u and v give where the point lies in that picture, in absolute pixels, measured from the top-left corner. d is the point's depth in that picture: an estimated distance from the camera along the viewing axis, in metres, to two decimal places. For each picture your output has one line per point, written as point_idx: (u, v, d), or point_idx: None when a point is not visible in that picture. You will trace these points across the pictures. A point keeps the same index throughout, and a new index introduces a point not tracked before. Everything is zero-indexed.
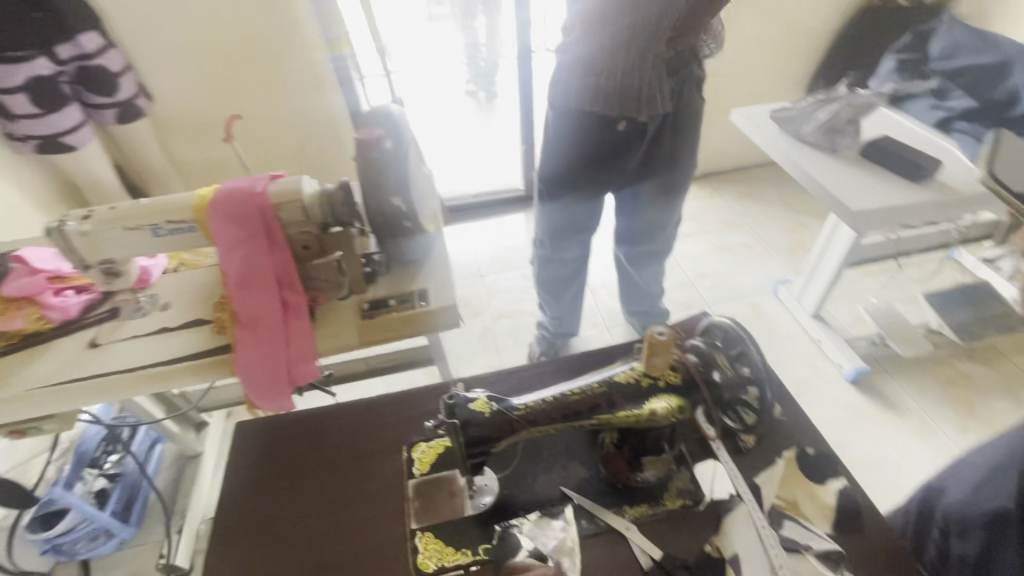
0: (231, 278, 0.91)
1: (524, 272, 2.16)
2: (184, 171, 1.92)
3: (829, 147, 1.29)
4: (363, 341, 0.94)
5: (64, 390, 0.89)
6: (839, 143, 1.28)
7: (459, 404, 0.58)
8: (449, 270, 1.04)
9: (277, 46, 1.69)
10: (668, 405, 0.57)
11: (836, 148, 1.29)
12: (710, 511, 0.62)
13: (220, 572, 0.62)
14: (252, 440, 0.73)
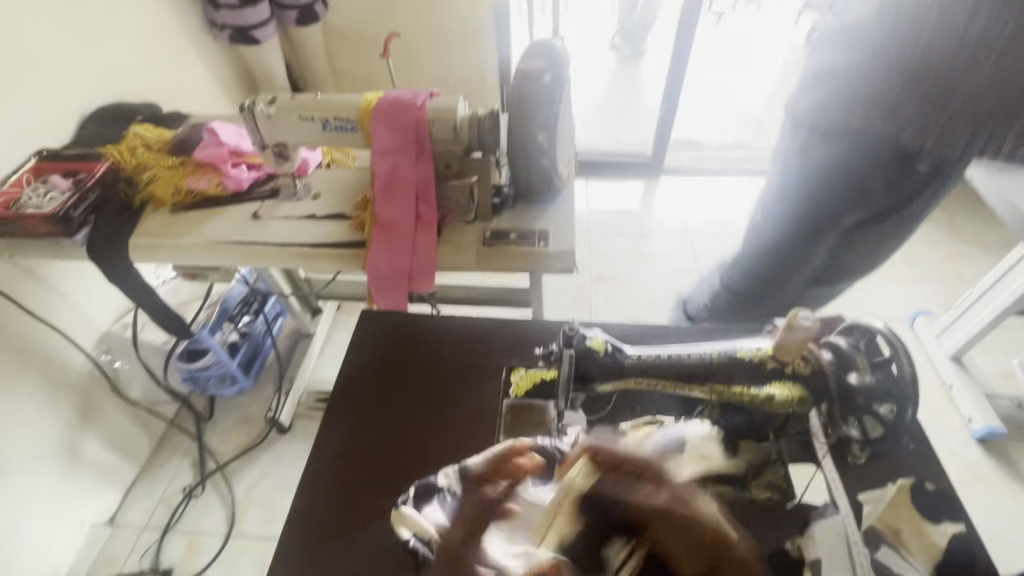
0: (378, 181, 0.98)
1: (633, 239, 2.11)
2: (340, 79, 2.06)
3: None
4: (480, 265, 0.99)
5: (230, 249, 1.04)
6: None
7: (576, 337, 0.59)
8: (574, 216, 1.04)
9: None
10: (787, 392, 0.55)
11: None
12: (798, 511, 0.60)
13: (333, 431, 0.71)
14: (374, 330, 0.81)
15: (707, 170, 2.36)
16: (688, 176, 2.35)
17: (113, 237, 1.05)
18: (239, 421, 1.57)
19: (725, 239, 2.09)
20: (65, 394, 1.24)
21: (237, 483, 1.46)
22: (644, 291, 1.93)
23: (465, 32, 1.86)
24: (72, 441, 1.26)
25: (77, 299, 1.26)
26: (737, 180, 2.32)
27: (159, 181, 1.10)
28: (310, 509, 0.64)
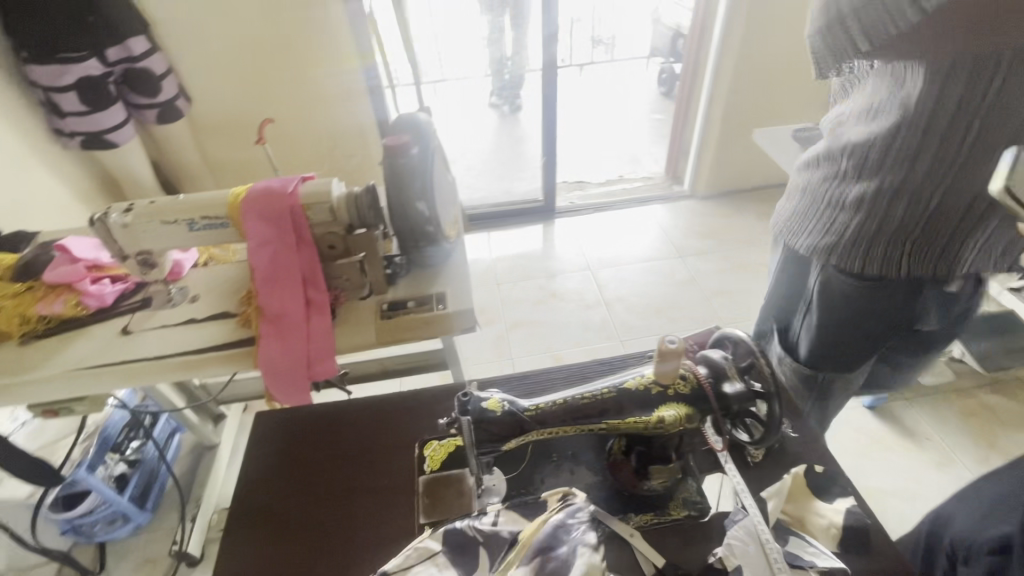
0: (258, 274, 0.95)
1: (540, 281, 2.18)
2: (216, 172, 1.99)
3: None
4: (381, 341, 0.96)
5: (95, 373, 0.93)
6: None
7: (471, 401, 0.60)
8: (468, 274, 1.07)
9: (311, 57, 1.76)
10: (677, 413, 0.57)
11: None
12: (712, 523, 0.63)
13: (232, 559, 0.64)
14: (270, 431, 0.75)
15: (595, 207, 2.53)
16: (579, 215, 2.51)
17: None
18: (138, 565, 1.36)
19: (623, 267, 2.23)
20: None
21: None
22: (559, 329, 1.99)
23: (340, 110, 1.91)
24: None
25: None
26: (623, 211, 2.51)
27: (0, 313, 0.97)
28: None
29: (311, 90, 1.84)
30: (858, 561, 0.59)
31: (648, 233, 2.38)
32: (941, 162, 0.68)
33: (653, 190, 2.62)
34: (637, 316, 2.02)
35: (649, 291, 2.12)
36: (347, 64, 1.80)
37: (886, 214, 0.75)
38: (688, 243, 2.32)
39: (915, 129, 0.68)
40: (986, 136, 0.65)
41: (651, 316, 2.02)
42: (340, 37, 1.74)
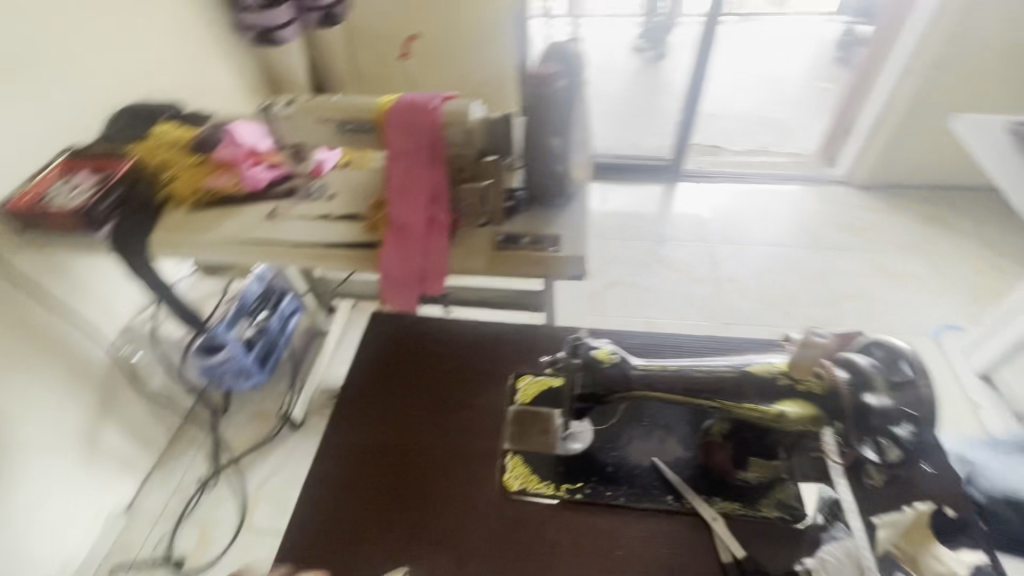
0: (392, 183, 0.99)
1: (649, 245, 2.09)
2: (360, 81, 2.08)
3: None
4: (492, 270, 0.99)
5: (246, 247, 1.06)
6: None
7: (582, 346, 0.59)
8: (586, 221, 1.03)
9: None
10: (799, 411, 0.53)
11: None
12: (807, 532, 0.58)
13: (337, 437, 0.70)
14: (384, 333, 0.81)
15: (727, 177, 2.33)
16: (707, 182, 2.32)
17: (135, 233, 1.07)
18: (253, 416, 1.60)
19: (744, 247, 2.05)
20: (86, 384, 1.27)
21: (251, 477, 1.48)
22: (660, 296, 1.91)
23: (485, 34, 1.87)
24: (92, 430, 1.29)
25: (100, 291, 1.29)
26: (757, 186, 2.28)
27: (180, 179, 1.12)
28: (314, 511, 0.64)
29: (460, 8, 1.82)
30: None
31: (781, 215, 2.15)
32: None
33: (798, 168, 2.34)
34: (748, 301, 1.87)
35: (768, 277, 1.94)
36: None
37: None
38: (826, 235, 2.07)
39: None
40: None
41: (763, 304, 1.86)
42: None
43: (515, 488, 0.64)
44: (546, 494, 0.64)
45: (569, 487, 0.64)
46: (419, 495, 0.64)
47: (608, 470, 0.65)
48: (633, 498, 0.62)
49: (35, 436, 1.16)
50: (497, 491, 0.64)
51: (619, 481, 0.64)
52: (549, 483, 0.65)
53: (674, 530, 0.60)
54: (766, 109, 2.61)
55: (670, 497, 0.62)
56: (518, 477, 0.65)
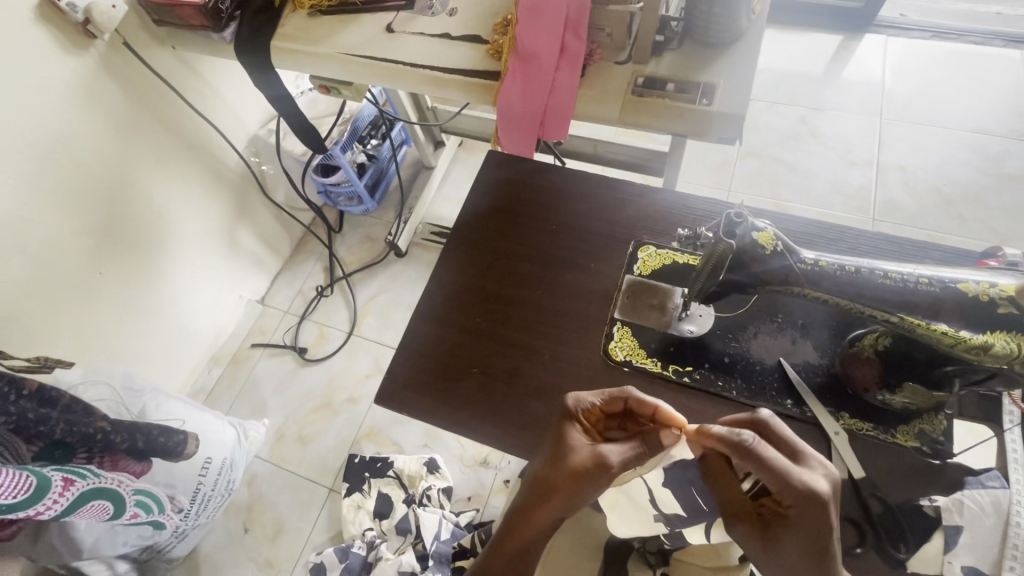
0: (526, 1, 0.85)
1: (803, 113, 1.74)
2: None
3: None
4: (623, 119, 0.85)
5: (363, 64, 0.99)
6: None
7: (742, 226, 0.51)
8: (753, 69, 0.83)
9: None
10: (1012, 346, 0.44)
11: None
12: (946, 471, 0.52)
13: (446, 274, 0.70)
14: (500, 175, 0.76)
15: (936, 31, 1.79)
16: (904, 35, 1.81)
17: (256, 36, 1.04)
18: (363, 239, 1.70)
19: (927, 129, 1.65)
20: (221, 186, 1.39)
21: (360, 291, 1.63)
22: (801, 176, 1.64)
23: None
24: (230, 229, 1.45)
25: (228, 96, 1.33)
26: (975, 48, 1.74)
27: None
28: (420, 341, 0.66)
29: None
30: None
31: (996, 91, 1.66)
32: None
33: None
34: (911, 197, 1.56)
35: (949, 170, 1.58)
36: None
37: None
38: None
39: None
40: None
41: (931, 204, 1.54)
42: None
43: (619, 357, 0.62)
44: (650, 370, 0.61)
45: (677, 369, 0.61)
46: (518, 344, 0.65)
47: (724, 360, 0.60)
48: (746, 394, 0.58)
49: (187, 227, 1.32)
50: (599, 357, 0.62)
51: (734, 373, 0.59)
52: (655, 360, 0.61)
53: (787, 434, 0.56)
54: None
55: (788, 402, 0.57)
56: (623, 348, 0.62)
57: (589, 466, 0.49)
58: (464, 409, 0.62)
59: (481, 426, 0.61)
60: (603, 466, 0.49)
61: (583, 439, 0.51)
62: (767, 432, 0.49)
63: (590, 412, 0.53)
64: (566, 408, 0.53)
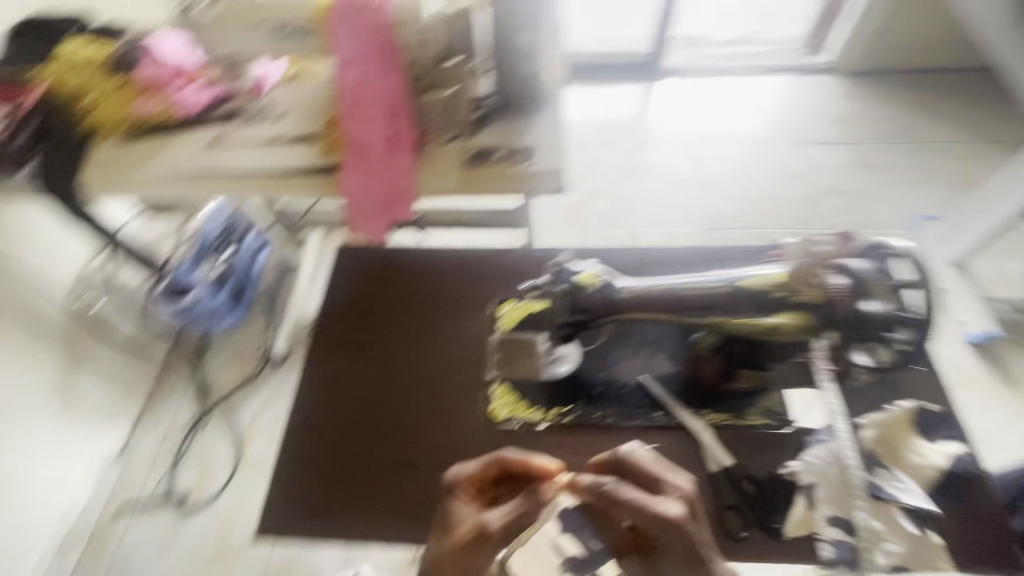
0: (346, 95, 0.86)
1: (629, 151, 1.99)
2: None
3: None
4: (464, 189, 0.91)
5: (190, 180, 0.95)
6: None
7: (565, 270, 0.54)
8: (564, 128, 0.95)
9: None
10: (792, 321, 0.51)
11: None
12: (794, 436, 0.59)
13: (312, 374, 0.67)
14: (352, 265, 0.76)
15: (711, 71, 2.19)
16: (688, 78, 2.18)
17: (61, 169, 0.96)
18: (234, 355, 1.56)
19: (725, 147, 1.97)
20: (46, 336, 1.21)
21: (239, 414, 1.48)
22: (640, 204, 1.85)
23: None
24: (64, 382, 1.26)
25: (38, 236, 1.19)
26: (741, 79, 2.15)
27: (100, 107, 0.98)
28: (296, 453, 0.62)
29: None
30: (952, 508, 0.54)
31: (766, 110, 2.05)
32: None
33: (784, 57, 2.20)
34: (730, 204, 1.82)
35: (750, 177, 1.88)
36: None
37: None
38: (810, 128, 1.98)
39: None
40: None
41: (746, 206, 1.81)
42: None
43: (502, 416, 0.63)
44: (534, 419, 0.63)
45: (558, 411, 0.63)
46: (400, 429, 0.63)
47: (598, 391, 0.64)
48: (621, 418, 0.62)
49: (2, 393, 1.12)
50: (484, 420, 0.63)
51: (606, 400, 0.63)
52: (537, 408, 0.63)
53: (665, 444, 0.60)
54: None
55: (658, 413, 0.62)
56: (505, 406, 0.64)
57: (468, 539, 0.50)
58: (355, 512, 0.59)
59: (377, 526, 0.58)
60: (485, 538, 0.50)
61: (467, 510, 0.52)
62: (628, 467, 0.52)
63: (473, 479, 0.53)
64: (447, 482, 0.53)
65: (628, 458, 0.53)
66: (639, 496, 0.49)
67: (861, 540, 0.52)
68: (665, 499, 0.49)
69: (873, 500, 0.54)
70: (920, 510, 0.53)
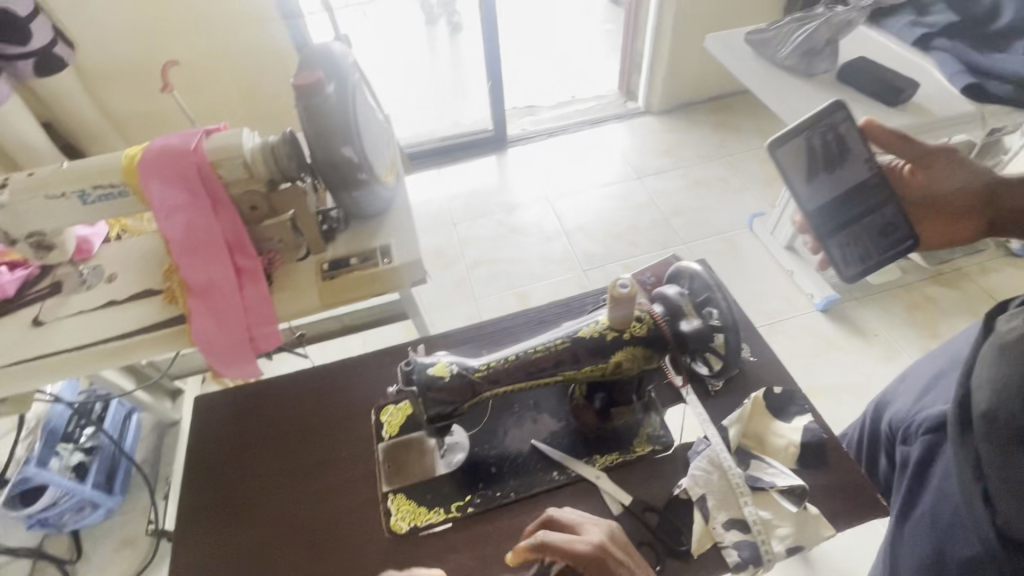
0: (175, 244, 0.84)
1: (498, 218, 2.10)
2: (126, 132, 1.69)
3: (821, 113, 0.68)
4: (326, 303, 0.90)
5: (12, 372, 0.85)
6: (819, 120, 0.67)
7: (416, 370, 0.52)
8: (411, 222, 1.00)
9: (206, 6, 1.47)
10: (633, 356, 0.54)
11: (813, 124, 0.67)
12: (676, 455, 0.63)
13: (190, 551, 0.62)
14: (214, 417, 0.71)
15: (550, 132, 2.43)
16: (532, 143, 2.40)
17: None
18: (117, 548, 1.34)
19: (581, 195, 2.16)
20: None
21: None
22: (520, 264, 1.94)
23: (279, 45, 1.61)
24: None
25: None
26: (577, 134, 2.41)
27: None
28: None
29: (241, 12, 1.51)
30: (817, 475, 0.60)
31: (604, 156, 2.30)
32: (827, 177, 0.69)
33: (607, 109, 2.51)
34: (598, 243, 1.98)
35: (608, 215, 2.07)
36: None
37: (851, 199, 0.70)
38: (645, 162, 2.25)
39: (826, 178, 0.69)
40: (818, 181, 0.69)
41: (612, 241, 1.98)
42: None
43: (405, 529, 0.61)
44: (437, 521, 0.61)
45: (459, 504, 0.62)
46: None
47: (494, 469, 0.64)
48: (522, 488, 0.63)
49: None
50: (385, 538, 0.61)
51: (505, 476, 0.64)
52: (438, 508, 0.62)
53: (568, 502, 0.61)
54: (567, 60, 2.76)
55: (555, 473, 0.63)
56: (405, 517, 0.61)
57: None
58: None
59: None
60: None
61: None
62: (553, 526, 0.53)
63: None
64: None
65: (551, 517, 0.53)
66: (562, 538, 0.49)
67: (757, 535, 0.55)
68: (585, 539, 0.49)
69: (757, 492, 0.58)
70: (795, 488, 0.57)
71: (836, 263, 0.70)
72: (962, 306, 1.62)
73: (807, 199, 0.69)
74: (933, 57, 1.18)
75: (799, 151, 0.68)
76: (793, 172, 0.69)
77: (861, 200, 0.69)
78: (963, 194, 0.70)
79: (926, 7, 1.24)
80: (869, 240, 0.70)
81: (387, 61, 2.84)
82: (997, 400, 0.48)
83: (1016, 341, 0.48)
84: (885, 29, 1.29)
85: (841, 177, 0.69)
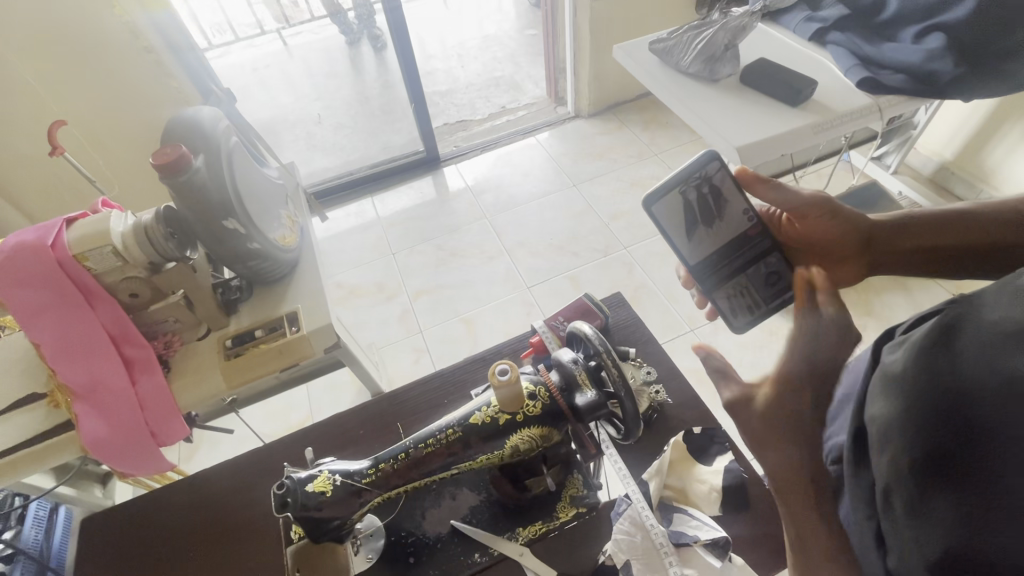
0: (48, 349, 0.76)
1: (437, 242, 2.06)
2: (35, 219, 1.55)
3: (694, 165, 0.69)
4: (232, 385, 0.84)
5: None
6: (691, 174, 0.67)
7: (293, 490, 0.48)
8: (321, 282, 0.95)
9: (88, 63, 1.33)
10: (530, 435, 0.51)
11: (686, 178, 0.67)
12: (600, 516, 0.61)
13: None
14: (109, 539, 0.66)
15: (482, 146, 2.39)
16: (465, 160, 2.36)
17: None
18: None
19: (519, 208, 2.13)
20: None
21: None
22: (464, 288, 1.90)
23: (161, 77, 1.42)
24: None
25: None
26: (510, 146, 2.38)
27: None
28: None
29: (98, 43, 1.30)
30: (740, 518, 0.59)
31: (539, 166, 2.27)
32: (709, 229, 0.70)
33: (538, 117, 2.50)
34: (540, 258, 1.95)
35: (547, 227, 2.05)
36: (135, 44, 1.34)
37: (732, 243, 0.72)
38: (580, 168, 2.24)
39: (705, 230, 0.70)
40: (698, 235, 0.70)
41: (553, 253, 1.95)
42: (101, 18, 1.27)
43: None
44: None
45: None
46: None
47: (413, 558, 0.60)
48: None
49: None
50: None
51: (423, 567, 0.60)
52: None
53: None
54: (493, 70, 2.73)
55: (476, 554, 0.60)
56: None
57: None
58: None
59: None
60: None
61: None
62: None
63: None
64: None
65: None
66: None
67: None
68: None
69: (682, 548, 0.55)
70: (718, 540, 0.55)
71: (725, 314, 0.73)
72: (895, 280, 1.66)
73: (689, 254, 0.70)
74: (829, 51, 1.20)
75: (676, 204, 0.67)
76: (673, 227, 0.68)
77: (740, 252, 0.72)
78: (841, 233, 0.71)
79: (818, 2, 1.26)
80: (754, 290, 0.73)
81: (309, 89, 2.75)
82: (880, 434, 0.48)
83: (895, 377, 0.50)
84: (783, 25, 1.31)
85: (722, 231, 0.71)
